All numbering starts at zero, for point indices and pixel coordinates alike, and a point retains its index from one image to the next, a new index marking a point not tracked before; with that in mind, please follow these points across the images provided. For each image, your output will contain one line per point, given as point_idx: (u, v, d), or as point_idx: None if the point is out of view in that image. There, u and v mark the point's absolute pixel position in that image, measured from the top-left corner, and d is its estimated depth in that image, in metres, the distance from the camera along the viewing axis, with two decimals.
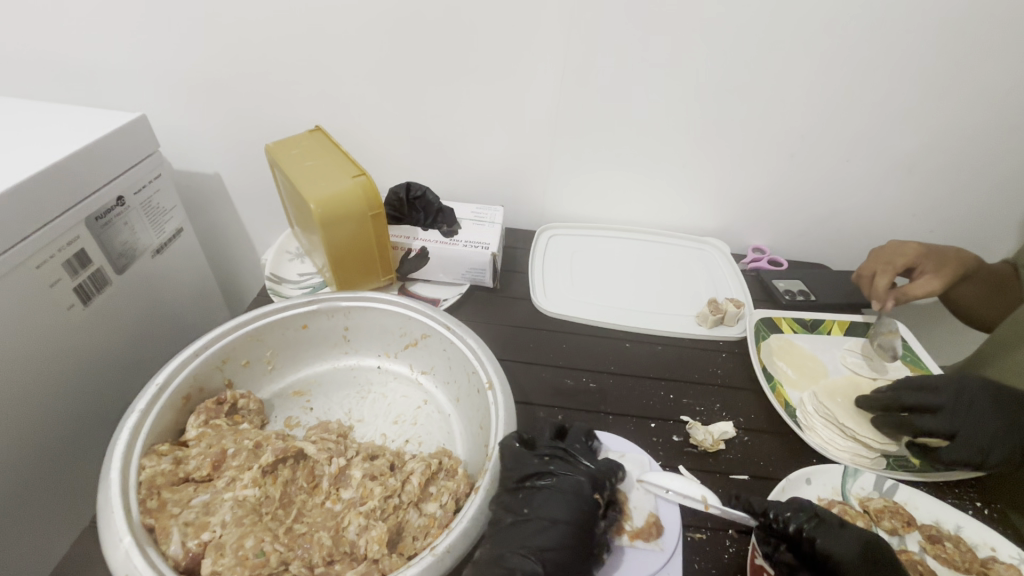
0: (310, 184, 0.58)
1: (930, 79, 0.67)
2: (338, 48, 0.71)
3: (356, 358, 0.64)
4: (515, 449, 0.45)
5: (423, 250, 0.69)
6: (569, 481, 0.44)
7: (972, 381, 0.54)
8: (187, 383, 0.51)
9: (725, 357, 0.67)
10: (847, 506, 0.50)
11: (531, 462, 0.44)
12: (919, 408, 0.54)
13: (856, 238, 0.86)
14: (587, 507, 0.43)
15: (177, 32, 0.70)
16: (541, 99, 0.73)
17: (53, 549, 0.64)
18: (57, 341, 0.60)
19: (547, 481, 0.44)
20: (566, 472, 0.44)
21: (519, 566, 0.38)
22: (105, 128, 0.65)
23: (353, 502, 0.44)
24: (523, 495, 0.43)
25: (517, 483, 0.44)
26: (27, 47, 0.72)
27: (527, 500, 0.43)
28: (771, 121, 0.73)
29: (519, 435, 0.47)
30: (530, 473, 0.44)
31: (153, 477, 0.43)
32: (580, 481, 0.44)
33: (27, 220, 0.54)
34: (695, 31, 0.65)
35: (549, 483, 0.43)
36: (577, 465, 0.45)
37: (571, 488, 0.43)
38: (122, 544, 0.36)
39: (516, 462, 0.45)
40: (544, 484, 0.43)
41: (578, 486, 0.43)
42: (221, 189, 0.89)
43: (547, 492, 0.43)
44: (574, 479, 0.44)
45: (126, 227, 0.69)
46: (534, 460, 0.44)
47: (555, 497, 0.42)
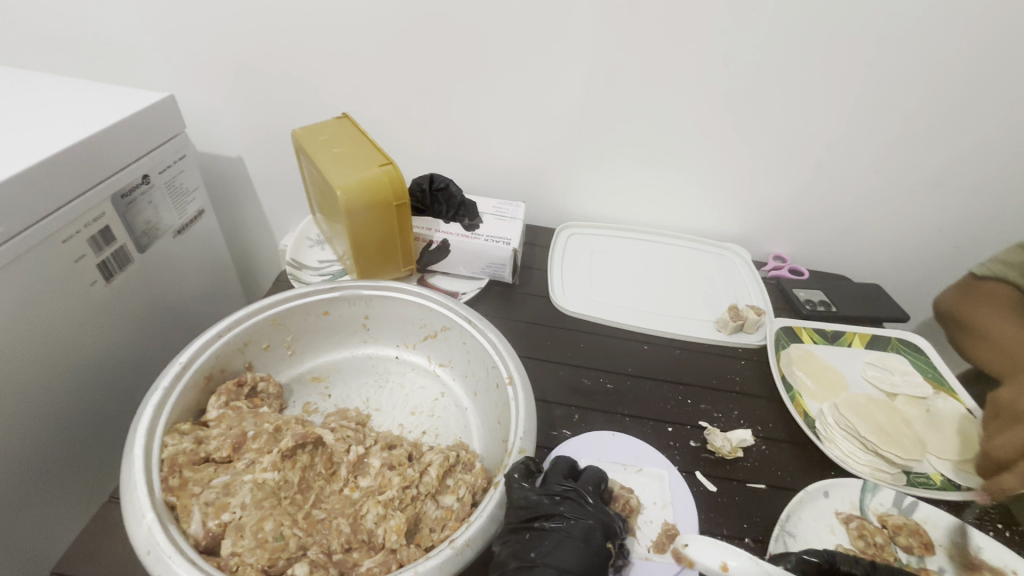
0: (338, 171, 0.58)
1: (968, 92, 0.66)
2: (367, 35, 0.70)
3: (374, 347, 0.64)
4: (523, 486, 0.43)
5: (444, 242, 0.68)
6: (581, 523, 0.41)
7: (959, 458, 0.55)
8: (209, 363, 0.51)
9: (744, 365, 0.66)
10: (865, 522, 0.50)
11: (539, 502, 0.42)
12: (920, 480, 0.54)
13: (880, 251, 0.85)
14: (597, 555, 0.40)
15: (207, 13, 0.70)
16: (569, 96, 0.72)
17: (74, 522, 0.65)
18: (79, 315, 0.60)
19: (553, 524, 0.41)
20: (578, 515, 0.41)
21: None
22: (133, 107, 0.65)
23: (371, 491, 0.44)
24: (529, 537, 0.40)
25: (522, 525, 0.41)
26: (59, 23, 0.72)
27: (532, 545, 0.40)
28: (801, 129, 0.72)
29: (527, 464, 0.45)
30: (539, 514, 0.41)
31: (175, 456, 0.43)
32: (590, 526, 0.41)
33: (56, 195, 0.54)
34: (730, 31, 0.64)
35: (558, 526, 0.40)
36: (590, 509, 0.42)
37: (582, 538, 0.40)
38: (145, 520, 0.37)
39: (524, 501, 0.42)
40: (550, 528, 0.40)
41: (588, 530, 0.40)
42: (243, 173, 0.89)
43: (556, 541, 0.40)
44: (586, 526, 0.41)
45: (149, 206, 0.69)
46: (545, 500, 0.42)
47: (566, 542, 0.40)
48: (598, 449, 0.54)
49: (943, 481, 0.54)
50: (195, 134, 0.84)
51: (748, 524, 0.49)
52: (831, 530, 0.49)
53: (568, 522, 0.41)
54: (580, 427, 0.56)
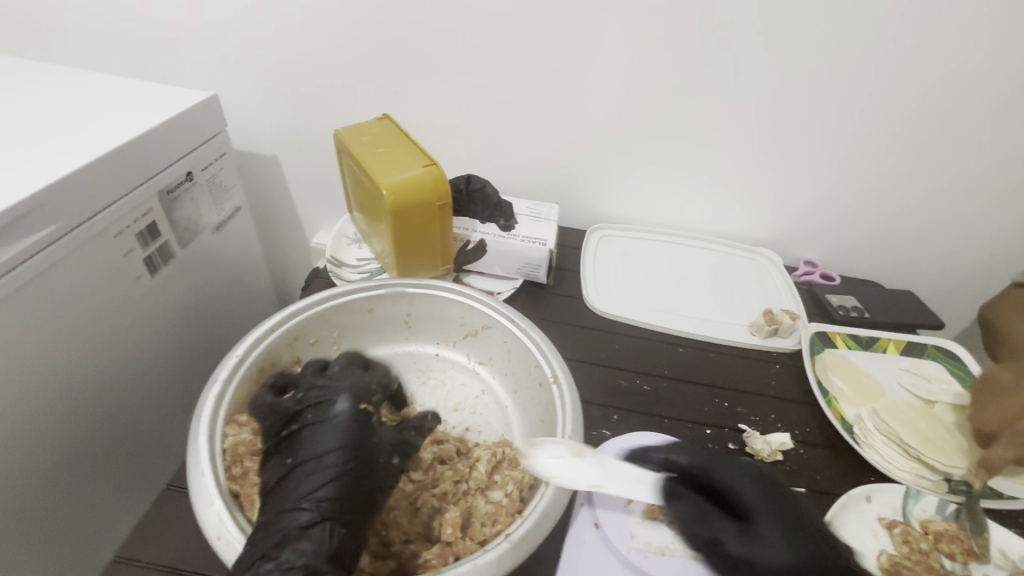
0: (382, 171, 0.59)
1: (1008, 98, 0.65)
2: (407, 39, 0.72)
3: (414, 344, 0.65)
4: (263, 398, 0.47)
5: (481, 243, 0.70)
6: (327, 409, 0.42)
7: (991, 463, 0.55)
8: (261, 357, 0.52)
9: (779, 369, 0.66)
10: (908, 528, 0.50)
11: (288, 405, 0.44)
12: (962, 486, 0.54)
13: (912, 257, 0.84)
14: (352, 424, 0.41)
15: (251, 15, 0.72)
16: (604, 99, 0.73)
17: (126, 511, 0.67)
18: (127, 308, 0.62)
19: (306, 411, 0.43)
20: (331, 398, 0.43)
21: (310, 513, 0.36)
22: (179, 106, 0.66)
23: (425, 485, 0.45)
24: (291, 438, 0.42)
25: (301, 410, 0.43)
26: (108, 25, 0.75)
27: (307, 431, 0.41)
28: (835, 134, 0.72)
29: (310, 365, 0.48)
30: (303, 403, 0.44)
31: (235, 446, 0.44)
32: (325, 401, 0.43)
33: (109, 191, 0.56)
34: (767, 36, 0.64)
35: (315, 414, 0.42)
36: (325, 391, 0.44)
37: (338, 415, 0.41)
38: (214, 506, 0.38)
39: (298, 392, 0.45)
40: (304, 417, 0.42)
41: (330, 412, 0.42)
42: (278, 171, 0.91)
43: (317, 421, 0.41)
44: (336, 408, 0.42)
45: (191, 203, 0.71)
46: (290, 402, 0.44)
47: (322, 431, 0.41)
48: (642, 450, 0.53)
49: (985, 489, 0.54)
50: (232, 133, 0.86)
51: None
52: (874, 534, 0.49)
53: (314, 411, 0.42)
54: (619, 427, 0.57)
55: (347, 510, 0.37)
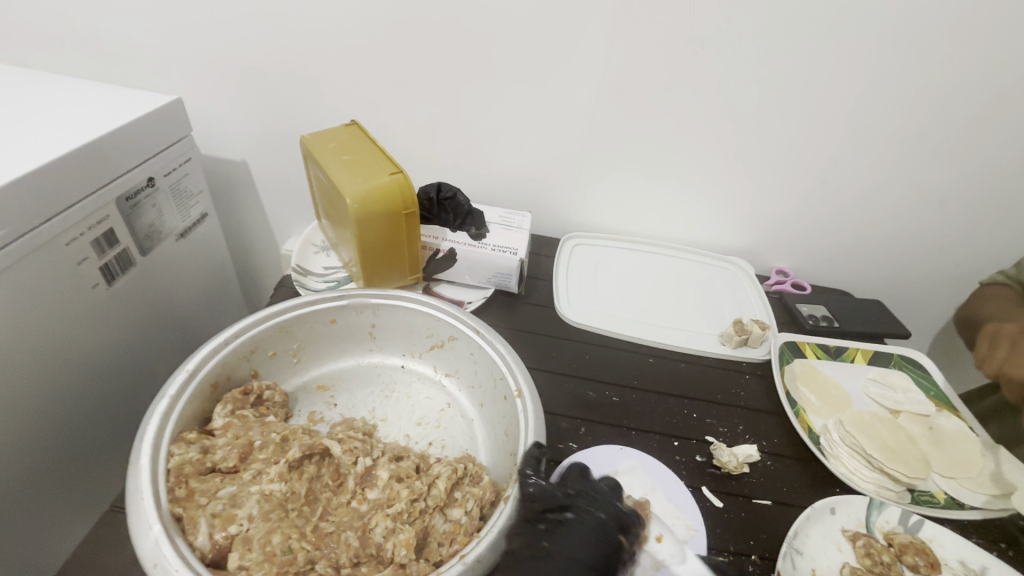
0: (347, 178, 0.58)
1: (970, 112, 0.67)
2: (378, 44, 0.71)
3: (380, 356, 0.64)
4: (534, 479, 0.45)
5: (451, 251, 0.68)
6: (592, 516, 0.42)
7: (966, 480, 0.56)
8: (215, 371, 0.51)
9: (748, 379, 0.66)
10: (872, 540, 0.50)
11: (554, 494, 0.44)
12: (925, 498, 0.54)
13: (881, 267, 0.85)
14: (609, 543, 0.41)
15: (217, 17, 0.70)
16: (577, 108, 0.73)
17: (75, 529, 0.65)
18: (82, 318, 0.60)
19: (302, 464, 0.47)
20: (586, 507, 0.43)
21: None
22: (141, 110, 0.64)
23: (379, 504, 0.44)
24: (545, 526, 0.42)
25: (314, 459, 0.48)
26: (68, 25, 0.72)
27: (551, 533, 0.41)
28: (805, 145, 0.73)
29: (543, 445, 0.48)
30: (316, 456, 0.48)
31: (181, 465, 0.43)
32: (603, 518, 0.42)
33: (62, 197, 0.54)
34: (739, 49, 0.65)
35: (574, 515, 0.42)
36: (602, 504, 0.44)
37: (594, 523, 0.42)
38: (151, 531, 0.37)
39: (538, 492, 0.44)
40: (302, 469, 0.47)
41: (604, 522, 0.42)
42: (247, 176, 0.89)
43: (570, 523, 0.42)
44: (599, 515, 0.42)
45: (153, 209, 0.69)
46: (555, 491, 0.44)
47: (580, 531, 0.41)
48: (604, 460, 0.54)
49: (946, 499, 0.54)
50: (200, 137, 0.84)
51: (755, 540, 0.49)
52: (837, 546, 0.50)
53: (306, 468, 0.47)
54: (586, 440, 0.56)
55: None
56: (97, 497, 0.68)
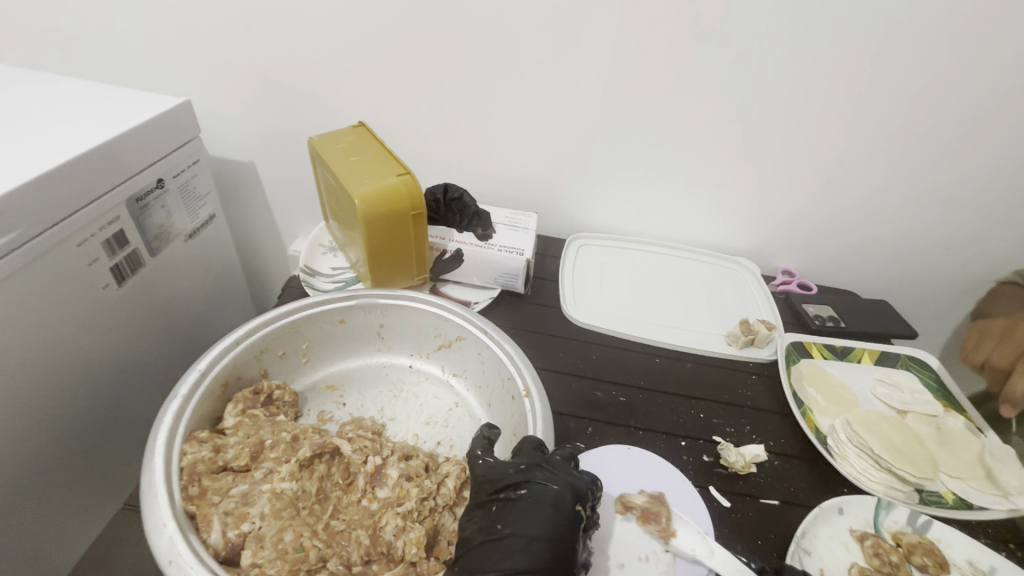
0: (355, 180, 0.58)
1: (978, 112, 0.67)
2: (385, 46, 0.71)
3: (388, 356, 0.64)
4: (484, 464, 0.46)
5: (458, 252, 0.69)
6: (545, 490, 0.41)
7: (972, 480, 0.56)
8: (226, 371, 0.52)
9: (755, 380, 0.66)
10: (880, 540, 0.50)
11: (503, 475, 0.43)
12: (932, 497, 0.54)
13: (887, 267, 0.85)
14: (565, 518, 0.40)
15: (225, 20, 0.70)
16: (583, 109, 0.73)
17: (87, 527, 0.65)
18: (93, 318, 0.60)
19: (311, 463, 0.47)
20: (539, 479, 0.42)
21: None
22: (151, 112, 0.65)
23: (389, 503, 0.45)
24: (497, 506, 0.42)
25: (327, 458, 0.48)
26: (79, 29, 0.73)
27: (502, 514, 0.41)
28: (811, 145, 0.73)
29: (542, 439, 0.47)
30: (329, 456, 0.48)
31: (194, 464, 0.44)
32: (556, 491, 0.41)
33: (74, 198, 0.54)
34: (745, 49, 0.65)
35: (527, 492, 0.41)
36: (554, 475, 0.42)
37: (547, 496, 0.41)
38: (166, 529, 0.37)
39: (493, 475, 0.44)
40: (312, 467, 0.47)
41: (556, 497, 0.41)
42: (255, 177, 0.89)
43: (521, 501, 0.41)
44: (551, 488, 0.41)
45: (163, 210, 0.69)
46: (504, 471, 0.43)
47: (534, 508, 0.40)
48: (610, 461, 0.54)
49: (954, 499, 0.54)
50: (208, 139, 0.84)
51: (763, 540, 0.49)
52: (846, 546, 0.50)
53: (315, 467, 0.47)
54: (593, 440, 0.56)
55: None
56: (110, 496, 0.68)
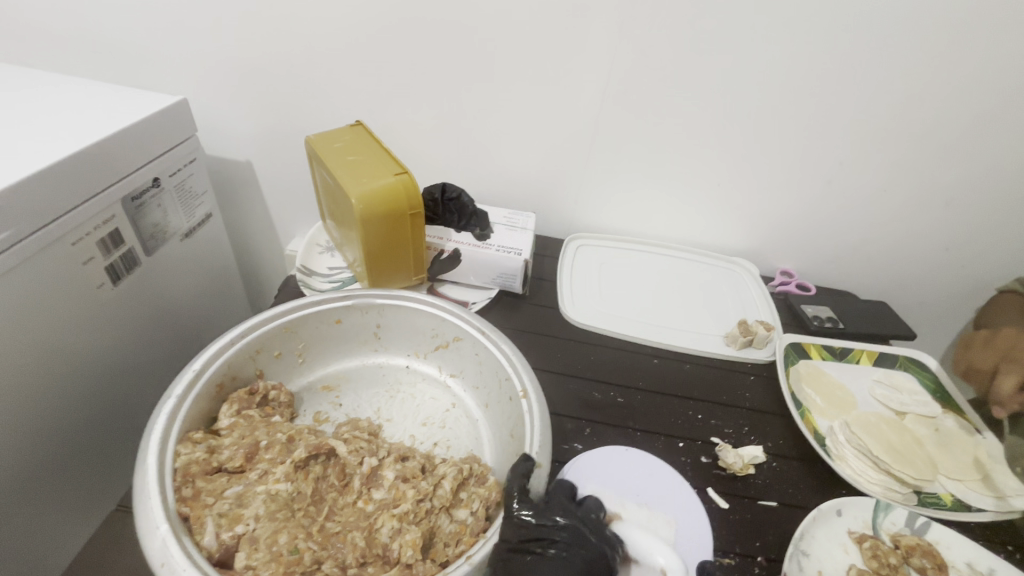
0: (353, 179, 0.58)
1: (977, 113, 0.66)
2: (383, 45, 0.71)
3: (384, 356, 0.64)
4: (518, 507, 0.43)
5: (455, 252, 0.68)
6: (580, 554, 0.41)
7: (970, 482, 0.56)
8: (220, 371, 0.52)
9: (753, 380, 0.66)
10: (878, 542, 0.50)
11: (541, 525, 0.42)
12: (931, 500, 0.54)
13: (886, 268, 0.85)
14: None
15: (223, 18, 0.70)
16: (582, 108, 0.73)
17: (80, 528, 0.65)
18: (88, 318, 0.60)
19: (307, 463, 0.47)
20: (578, 542, 0.41)
21: None
22: (147, 111, 0.64)
23: (386, 504, 0.45)
24: (528, 559, 0.40)
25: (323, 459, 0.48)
26: (75, 26, 0.73)
27: (533, 567, 0.40)
28: (810, 146, 0.73)
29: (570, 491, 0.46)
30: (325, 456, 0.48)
31: (188, 465, 0.43)
32: (592, 556, 0.41)
33: (68, 196, 0.54)
34: (744, 49, 0.65)
35: (562, 550, 0.41)
36: (593, 539, 0.42)
37: (580, 559, 0.40)
38: (159, 531, 0.37)
39: (529, 522, 0.42)
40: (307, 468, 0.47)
41: (591, 560, 0.41)
42: (252, 177, 0.89)
43: (554, 559, 0.40)
44: (587, 551, 0.41)
45: (158, 209, 0.69)
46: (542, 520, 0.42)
47: (565, 571, 0.40)
48: (605, 461, 0.54)
49: (953, 501, 0.54)
50: (205, 138, 0.84)
51: (761, 542, 0.49)
52: (844, 547, 0.49)
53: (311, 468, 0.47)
54: (591, 441, 0.56)
55: None
56: (105, 496, 0.68)
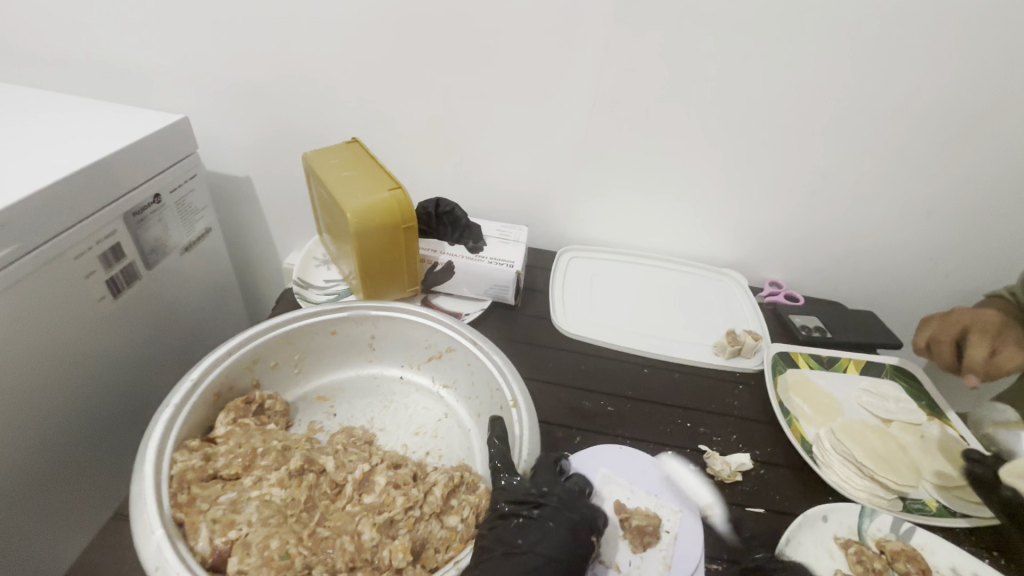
0: (348, 194, 0.59)
1: (951, 130, 0.69)
2: (379, 65, 0.73)
3: (379, 367, 0.65)
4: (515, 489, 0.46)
5: (449, 264, 0.70)
6: (566, 515, 0.44)
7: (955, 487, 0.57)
8: (218, 381, 0.53)
9: (742, 389, 0.67)
10: (864, 547, 0.51)
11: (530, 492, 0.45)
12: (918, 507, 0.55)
13: (871, 277, 0.87)
14: (568, 537, 0.43)
15: (225, 41, 0.73)
16: (572, 124, 0.75)
17: (76, 542, 0.65)
18: (90, 331, 0.61)
19: (545, 510, 0.44)
20: (555, 508, 0.44)
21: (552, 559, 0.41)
22: (149, 129, 0.66)
23: (373, 508, 0.46)
24: (520, 524, 0.44)
25: (511, 510, 0.45)
26: (83, 49, 0.75)
27: (522, 529, 0.43)
28: (792, 160, 0.75)
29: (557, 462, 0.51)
30: (525, 501, 0.45)
31: (183, 472, 0.45)
32: (576, 520, 0.44)
33: (72, 212, 0.55)
34: (727, 68, 0.67)
35: (540, 513, 0.44)
36: (575, 506, 0.45)
37: (562, 520, 0.44)
38: (154, 536, 0.38)
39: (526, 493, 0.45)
40: (541, 514, 0.44)
41: (574, 524, 0.44)
42: (251, 191, 0.91)
43: (534, 522, 0.43)
44: (568, 514, 0.44)
45: (159, 224, 0.70)
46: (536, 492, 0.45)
47: (547, 531, 0.43)
48: (601, 465, 0.55)
49: (938, 507, 0.55)
50: (206, 154, 0.86)
51: (748, 548, 0.50)
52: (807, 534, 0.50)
53: (556, 506, 0.44)
54: (581, 449, 0.57)
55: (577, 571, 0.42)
56: (101, 505, 0.69)
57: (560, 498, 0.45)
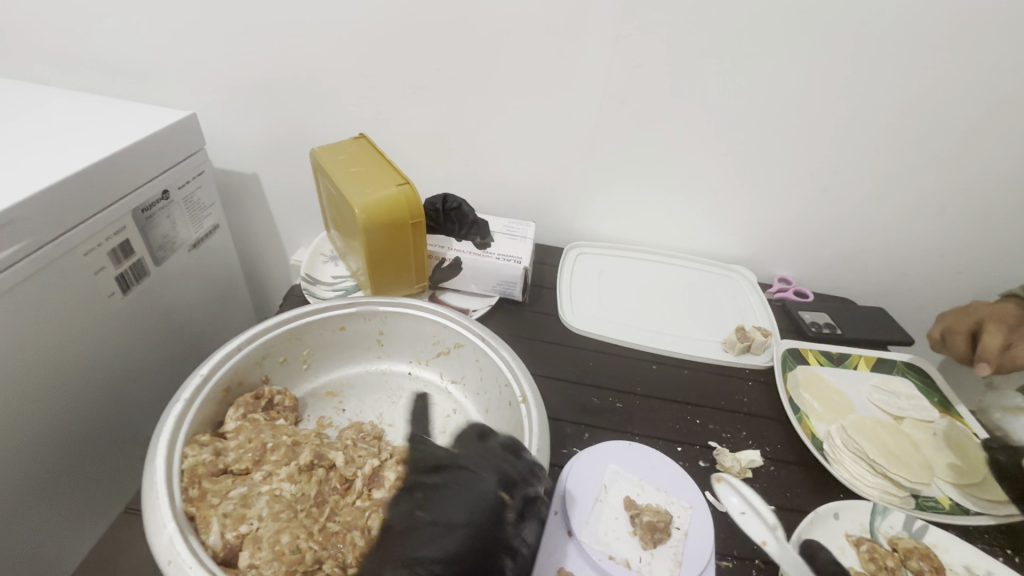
0: (356, 189, 0.59)
1: (965, 123, 0.68)
2: (386, 61, 0.73)
3: (387, 363, 0.65)
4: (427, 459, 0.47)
5: (456, 261, 0.70)
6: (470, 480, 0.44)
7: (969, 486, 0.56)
8: (227, 376, 0.53)
9: (751, 386, 0.66)
10: (876, 545, 0.50)
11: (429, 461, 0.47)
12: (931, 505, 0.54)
13: (882, 273, 0.86)
14: (486, 500, 0.42)
15: (231, 38, 0.73)
16: (579, 119, 0.75)
17: (87, 536, 0.66)
18: (100, 327, 0.62)
19: (446, 475, 0.45)
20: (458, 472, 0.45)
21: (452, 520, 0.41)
22: (156, 125, 0.66)
23: (383, 503, 0.46)
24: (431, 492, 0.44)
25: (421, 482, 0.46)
26: (91, 46, 0.75)
27: (427, 499, 0.44)
28: (802, 155, 0.74)
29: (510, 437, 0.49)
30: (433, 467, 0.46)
31: (194, 466, 0.45)
32: (480, 482, 0.44)
33: (80, 208, 0.56)
34: (736, 62, 0.67)
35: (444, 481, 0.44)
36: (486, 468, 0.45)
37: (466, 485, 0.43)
38: (166, 530, 0.39)
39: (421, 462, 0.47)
40: (444, 480, 0.45)
41: (478, 487, 0.43)
42: (258, 188, 0.91)
43: (440, 490, 0.44)
44: (476, 479, 0.44)
45: (167, 220, 0.71)
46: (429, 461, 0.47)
47: (457, 496, 0.43)
48: (610, 461, 0.55)
49: (951, 505, 0.54)
50: (213, 151, 0.86)
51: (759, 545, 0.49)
52: (770, 527, 0.45)
53: (457, 471, 0.45)
54: (589, 445, 0.57)
55: (485, 534, 0.41)
56: (111, 500, 0.69)
57: (467, 462, 0.46)
